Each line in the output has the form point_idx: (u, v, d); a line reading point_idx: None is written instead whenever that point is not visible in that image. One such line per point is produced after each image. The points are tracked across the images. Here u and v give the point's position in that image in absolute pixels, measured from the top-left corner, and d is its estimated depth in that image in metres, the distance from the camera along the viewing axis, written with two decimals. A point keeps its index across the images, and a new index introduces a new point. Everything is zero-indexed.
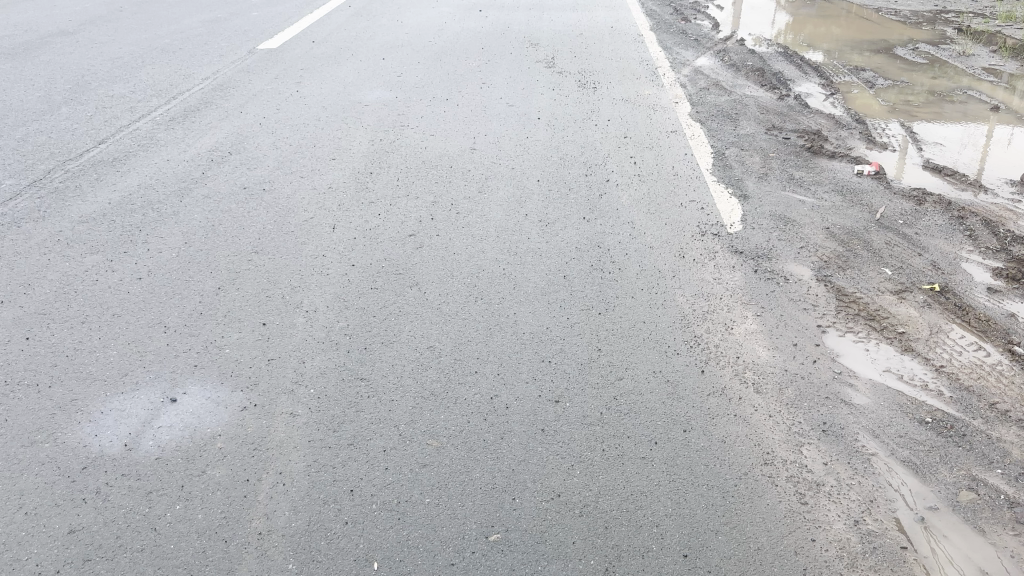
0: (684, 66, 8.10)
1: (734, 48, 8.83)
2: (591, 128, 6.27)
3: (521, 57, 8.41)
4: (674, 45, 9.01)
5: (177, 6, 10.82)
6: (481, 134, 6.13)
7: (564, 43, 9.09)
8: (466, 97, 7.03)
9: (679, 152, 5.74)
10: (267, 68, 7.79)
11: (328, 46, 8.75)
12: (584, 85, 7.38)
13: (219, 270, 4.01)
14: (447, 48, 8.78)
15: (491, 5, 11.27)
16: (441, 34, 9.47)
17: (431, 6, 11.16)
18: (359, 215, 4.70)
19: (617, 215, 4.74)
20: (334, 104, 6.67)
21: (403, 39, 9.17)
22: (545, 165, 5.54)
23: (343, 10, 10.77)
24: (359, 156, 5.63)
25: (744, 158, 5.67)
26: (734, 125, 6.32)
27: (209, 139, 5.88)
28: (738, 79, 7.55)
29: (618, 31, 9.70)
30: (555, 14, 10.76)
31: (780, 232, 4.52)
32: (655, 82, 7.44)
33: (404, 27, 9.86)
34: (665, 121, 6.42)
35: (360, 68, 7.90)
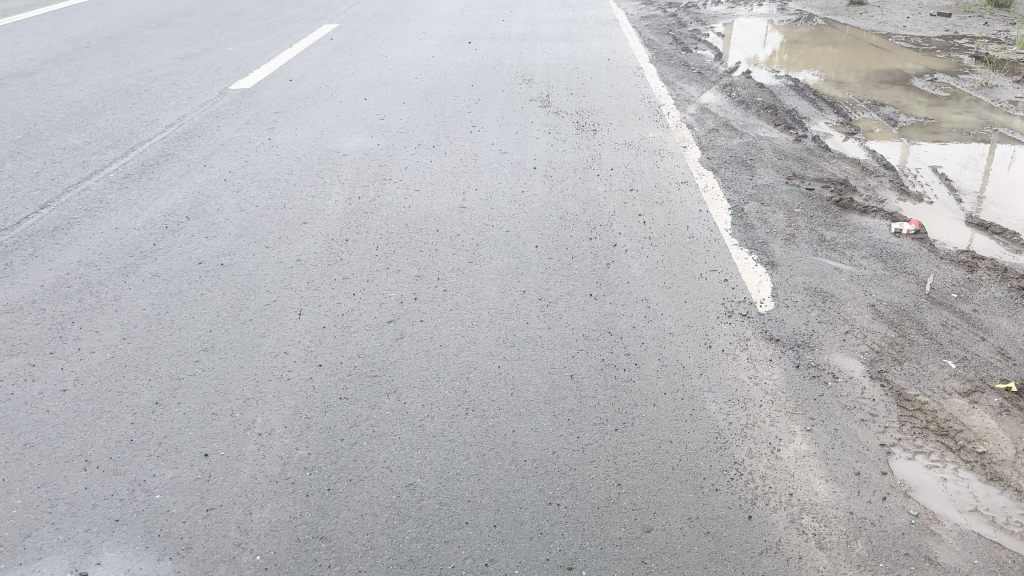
0: (689, 103, 7.54)
1: (741, 82, 8.27)
2: (592, 179, 5.67)
3: (513, 95, 7.83)
4: (676, 79, 8.44)
5: (148, 41, 10.23)
6: (471, 188, 5.53)
7: (559, 78, 8.51)
8: (455, 143, 6.44)
9: (692, 208, 5.13)
10: (238, 112, 7.19)
11: (306, 85, 8.15)
12: (582, 129, 6.80)
13: (159, 376, 3.38)
14: (434, 86, 8.19)
15: (480, 36, 10.71)
16: (428, 70, 8.90)
17: (417, 38, 10.60)
18: (331, 292, 4.06)
19: (628, 289, 4.12)
20: (308, 155, 6.07)
21: (387, 76, 8.59)
22: (543, 225, 4.94)
23: (324, 43, 10.19)
24: (335, 216, 5.01)
25: (767, 214, 5.06)
26: (750, 173, 5.73)
27: (165, 199, 5.26)
28: (749, 119, 6.98)
29: (616, 64, 9.14)
30: (548, 45, 10.21)
31: (817, 311, 3.91)
32: (660, 124, 6.86)
33: (389, 62, 9.28)
34: (674, 170, 5.82)
35: (339, 110, 7.30)
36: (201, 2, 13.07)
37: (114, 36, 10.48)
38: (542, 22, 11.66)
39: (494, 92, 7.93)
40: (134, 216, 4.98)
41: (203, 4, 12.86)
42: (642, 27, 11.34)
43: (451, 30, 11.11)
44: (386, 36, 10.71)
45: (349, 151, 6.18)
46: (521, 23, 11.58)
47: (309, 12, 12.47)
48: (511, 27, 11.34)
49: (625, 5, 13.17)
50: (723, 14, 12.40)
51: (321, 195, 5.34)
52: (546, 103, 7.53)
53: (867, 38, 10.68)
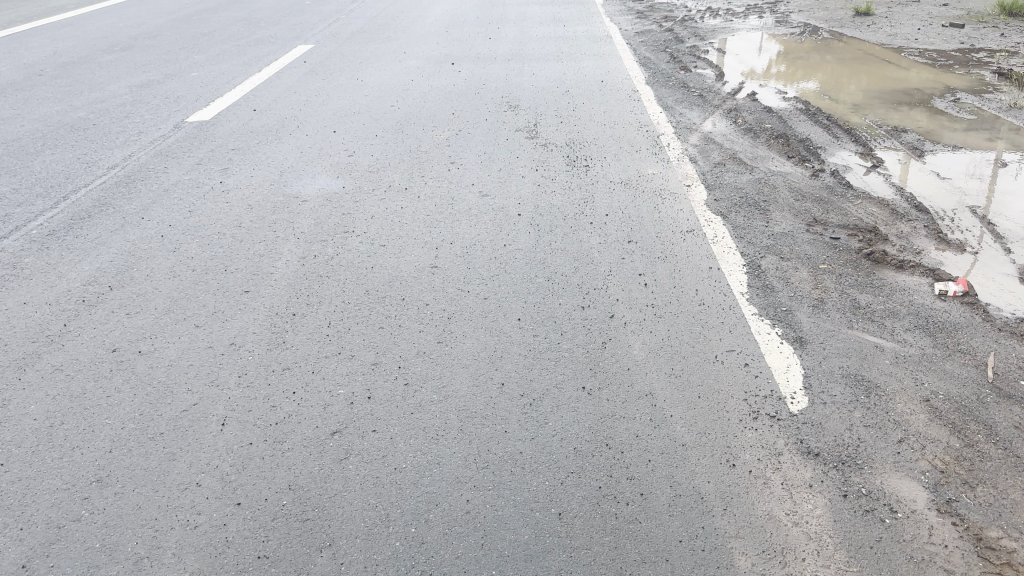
0: (691, 132, 6.84)
1: (747, 106, 7.57)
2: (584, 227, 4.96)
3: (496, 124, 7.13)
4: (675, 103, 7.75)
5: (107, 66, 9.52)
6: (445, 240, 4.82)
7: (547, 104, 7.81)
8: (430, 184, 5.74)
9: (701, 265, 4.42)
10: (191, 150, 6.48)
11: (271, 115, 7.46)
12: (573, 165, 6.10)
13: (33, 524, 2.67)
14: (411, 115, 7.49)
15: (464, 56, 10.03)
16: (406, 96, 8.19)
17: (397, 59, 9.91)
18: (267, 389, 3.35)
19: (628, 379, 3.40)
20: (262, 203, 5.35)
21: (361, 104, 7.89)
22: (527, 289, 4.22)
23: (296, 66, 9.50)
24: (284, 280, 4.29)
25: (788, 270, 4.35)
26: (765, 218, 5.02)
27: (90, 262, 4.55)
28: (759, 150, 6.28)
29: (610, 87, 8.43)
30: (537, 66, 9.51)
31: (861, 409, 3.20)
32: (660, 158, 6.15)
33: (364, 87, 8.59)
34: (677, 215, 5.12)
35: (304, 145, 6.60)
36: (170, 22, 12.38)
37: (70, 61, 9.76)
38: (530, 40, 10.98)
39: (476, 121, 7.23)
40: (49, 286, 4.26)
41: (172, 25, 12.15)
42: (637, 44, 10.65)
43: (433, 50, 10.43)
44: (364, 57, 10.02)
45: (309, 197, 5.46)
46: (508, 41, 10.91)
47: (283, 32, 11.78)
48: (498, 45, 10.65)
49: (618, 20, 12.50)
50: (722, 29, 11.74)
51: (272, 253, 4.62)
52: (533, 135, 6.83)
53: (879, 52, 10.03)
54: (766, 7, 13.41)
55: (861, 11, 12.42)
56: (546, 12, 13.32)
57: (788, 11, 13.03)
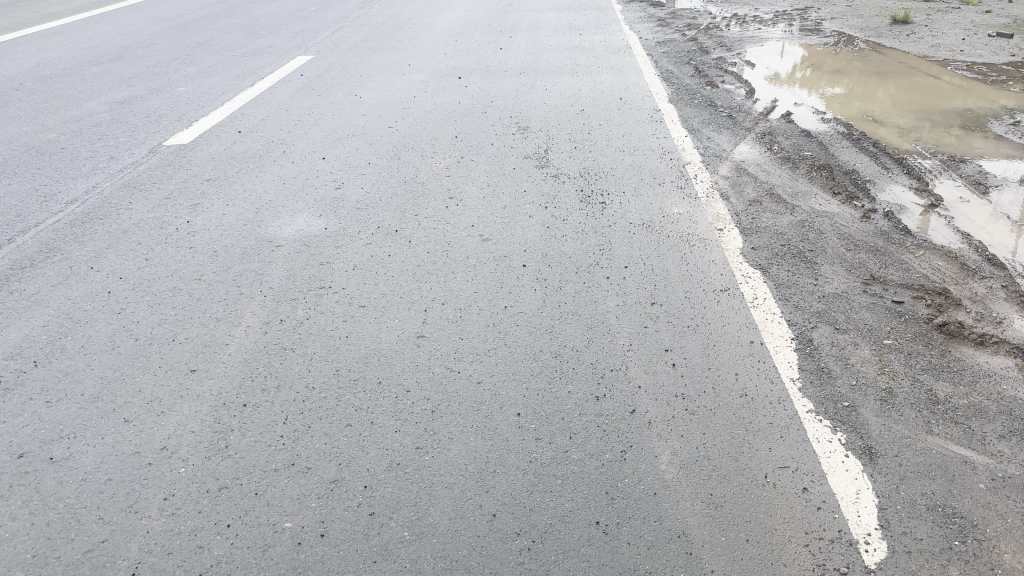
0: (721, 160, 6.11)
1: (782, 130, 6.83)
2: (600, 282, 4.25)
3: (502, 150, 6.43)
4: (702, 126, 7.01)
5: (89, 80, 8.90)
6: (437, 297, 4.12)
7: (561, 126, 7.10)
8: (424, 224, 5.04)
9: (740, 338, 3.69)
10: (161, 180, 5.82)
11: (256, 138, 6.80)
12: (587, 202, 5.38)
13: None
14: (409, 138, 6.80)
15: (472, 69, 9.36)
16: (406, 115, 7.49)
17: (401, 73, 9.23)
18: (196, 519, 2.67)
19: (653, 508, 2.68)
20: (230, 248, 4.67)
21: (357, 124, 7.21)
22: (530, 367, 3.51)
23: (291, 80, 8.84)
24: (241, 354, 3.60)
25: (845, 348, 3.62)
26: (812, 274, 4.29)
27: (19, 328, 3.89)
28: (800, 184, 5.55)
29: (630, 106, 7.70)
30: (550, 81, 8.79)
31: (957, 564, 2.47)
32: (687, 194, 5.43)
33: (362, 104, 7.92)
34: (709, 267, 4.39)
35: (289, 173, 5.93)
36: (165, 31, 11.77)
37: (52, 73, 9.16)
38: (544, 51, 10.27)
39: (480, 146, 6.53)
40: None
41: (167, 35, 11.54)
42: (659, 55, 9.90)
43: (440, 62, 9.74)
44: (365, 71, 9.35)
45: (284, 240, 4.78)
46: (520, 52, 10.22)
47: (283, 41, 11.13)
48: (509, 57, 9.95)
49: (639, 28, 11.75)
50: (750, 38, 10.97)
51: (230, 316, 3.93)
52: (543, 164, 6.12)
53: (923, 66, 9.23)
54: (795, 14, 12.63)
55: (898, 19, 11.62)
56: (562, 19, 12.60)
57: (820, 19, 12.25)
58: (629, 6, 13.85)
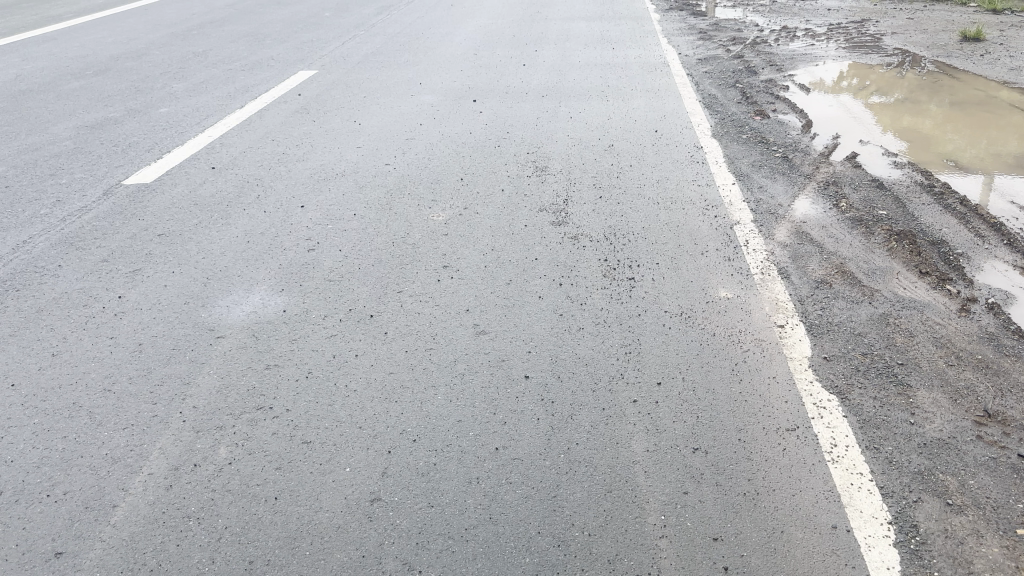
0: (777, 219, 5.06)
1: (848, 179, 5.76)
2: (625, 407, 3.23)
3: (514, 200, 5.45)
4: (752, 170, 5.96)
5: (66, 97, 8.06)
6: (407, 425, 3.12)
7: (585, 167, 6.10)
8: (407, 304, 4.06)
9: (816, 522, 2.67)
10: (106, 234, 4.92)
11: (232, 176, 5.89)
12: (612, 276, 4.37)
13: None
14: (408, 179, 5.83)
15: (490, 90, 8.41)
16: (408, 149, 6.54)
17: (410, 95, 8.28)
18: None
19: None
20: (159, 341, 3.74)
21: (350, 160, 6.26)
22: (519, 561, 2.51)
23: (287, 101, 7.95)
24: (128, 528, 2.67)
25: (966, 543, 2.58)
26: (906, 405, 3.25)
27: None
28: (877, 260, 4.49)
29: (666, 142, 6.66)
30: (576, 107, 7.78)
31: None
32: (737, 271, 4.39)
33: (362, 132, 7.00)
34: (768, 389, 3.36)
35: (257, 226, 5.00)
36: (164, 39, 10.94)
37: (28, 88, 8.33)
38: (571, 69, 9.26)
39: (487, 195, 5.55)
40: None
41: (164, 43, 10.70)
42: (699, 76, 8.84)
43: (455, 81, 8.78)
44: (370, 91, 8.41)
45: (229, 328, 3.83)
46: (545, 70, 9.25)
47: (288, 53, 10.25)
48: (532, 77, 8.95)
49: (677, 42, 10.69)
50: (803, 56, 9.86)
51: (130, 457, 2.99)
52: (561, 221, 5.11)
53: (1003, 96, 8.13)
54: (851, 29, 11.51)
55: (969, 36, 10.47)
56: (593, 30, 11.58)
57: (880, 34, 11.12)
58: (666, 16, 12.79)
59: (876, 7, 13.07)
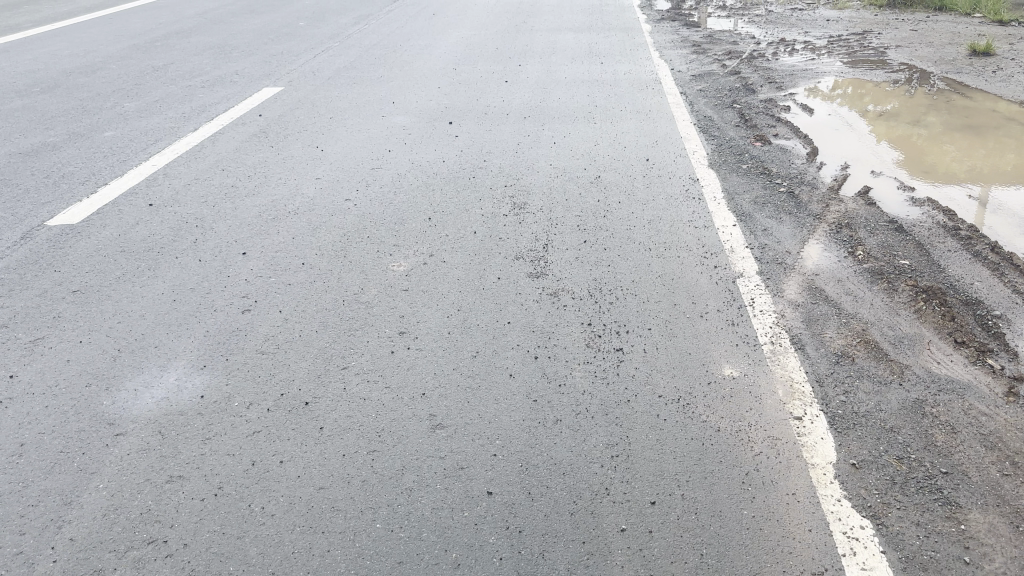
0: (785, 271, 4.44)
1: (862, 219, 5.15)
2: (610, 540, 2.59)
3: (486, 245, 4.81)
4: (755, 208, 5.34)
5: (4, 119, 7.38)
6: (333, 571, 2.48)
7: (568, 204, 5.47)
8: (352, 382, 3.41)
9: None
10: (13, 289, 4.26)
11: (171, 215, 5.23)
12: (596, 346, 3.73)
13: None
14: (368, 219, 5.19)
15: (467, 111, 7.79)
16: (372, 181, 5.90)
17: (381, 115, 7.63)
18: None
19: None
20: (45, 440, 3.08)
21: (306, 194, 5.61)
22: None
23: (245, 122, 7.30)
24: None
25: None
26: (958, 536, 2.62)
27: None
28: (903, 326, 3.87)
29: (658, 174, 6.03)
30: (561, 131, 7.15)
31: None
32: (742, 340, 3.76)
33: (324, 159, 6.37)
34: (786, 512, 2.73)
35: (189, 280, 4.35)
36: (123, 52, 10.26)
37: None
38: (556, 86, 8.63)
39: (457, 238, 4.91)
40: None
41: (123, 56, 10.02)
42: (694, 95, 8.23)
43: (430, 101, 8.14)
44: (337, 111, 7.76)
45: (132, 422, 3.18)
46: (528, 87, 8.63)
47: (255, 67, 9.60)
48: (514, 95, 8.31)
49: (669, 56, 10.08)
50: (803, 72, 9.26)
51: None
52: (539, 271, 4.47)
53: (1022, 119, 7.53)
54: (853, 42, 10.93)
55: (978, 50, 9.91)
56: (580, 42, 10.98)
57: (883, 47, 10.54)
58: (658, 26, 12.19)
59: (876, 17, 12.52)
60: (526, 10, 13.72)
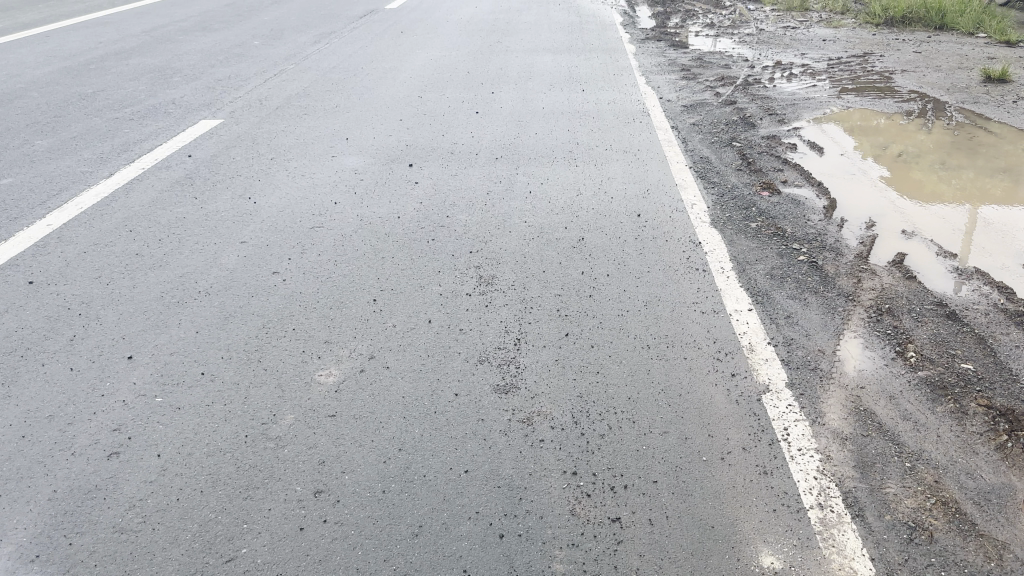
0: (821, 384, 3.49)
1: (903, 300, 4.22)
2: None
3: (442, 339, 3.83)
4: (772, 284, 4.40)
5: None
6: None
7: (544, 277, 4.51)
8: None
9: None
10: None
11: (51, 298, 4.23)
12: (582, 510, 2.76)
13: None
14: (297, 301, 4.19)
15: (430, 150, 6.82)
16: (310, 243, 4.90)
17: (331, 155, 6.65)
18: None
19: None
20: None
21: (226, 265, 4.61)
22: None
23: (170, 166, 6.29)
24: None
25: None
26: None
27: None
28: (987, 476, 2.94)
29: (652, 234, 5.09)
30: (537, 175, 6.20)
31: None
32: (778, 501, 2.81)
33: (255, 214, 5.37)
34: None
35: (49, 402, 3.36)
36: (50, 76, 9.20)
37: None
38: (531, 120, 7.68)
39: (406, 327, 3.92)
40: None
41: (48, 82, 8.96)
42: (686, 131, 7.31)
43: (389, 138, 7.16)
44: (281, 150, 6.76)
45: None
46: (499, 120, 7.67)
47: (196, 94, 8.59)
48: (484, 131, 7.35)
49: (657, 82, 9.17)
50: (805, 101, 8.37)
51: None
52: (507, 379, 3.49)
53: None
54: (855, 65, 10.08)
55: (993, 76, 9.07)
56: (559, 65, 10.06)
57: (889, 72, 9.69)
58: (643, 47, 11.29)
59: (875, 37, 11.71)
60: (501, 27, 12.79)
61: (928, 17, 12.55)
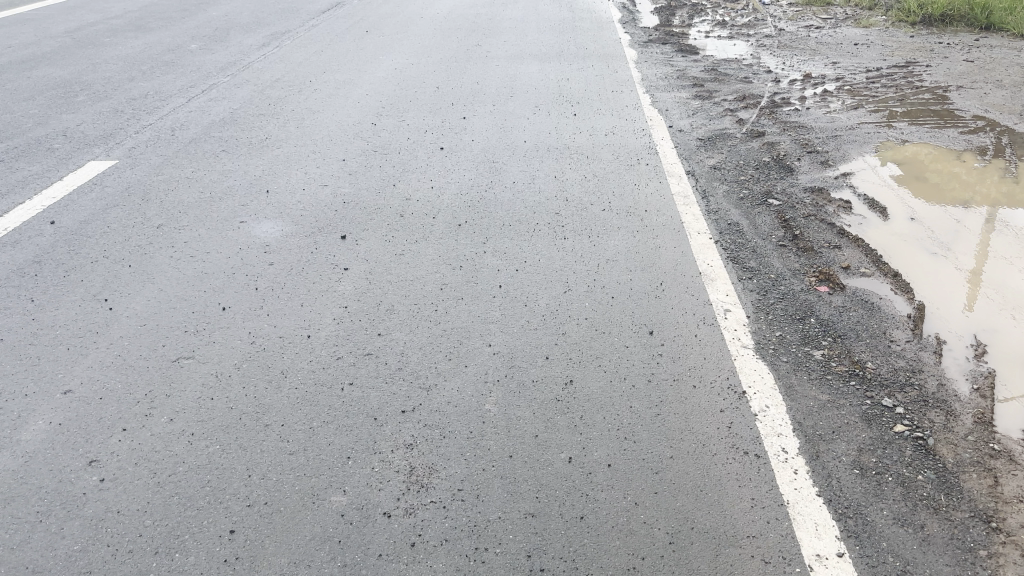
0: None
1: None
2: None
3: None
4: (864, 488, 2.81)
5: None
6: None
7: (510, 467, 2.92)
8: None
9: None
10: None
11: None
12: None
13: None
14: (108, 535, 2.61)
15: (372, 209, 5.22)
16: (165, 395, 3.32)
17: (241, 218, 5.05)
18: None
19: None
20: None
21: (24, 448, 3.03)
22: None
23: (18, 242, 4.70)
24: None
25: None
26: None
27: None
28: None
29: (670, 373, 3.50)
30: (511, 255, 4.60)
31: None
32: None
33: (103, 331, 3.79)
34: None
35: None
36: None
37: None
38: (509, 161, 6.06)
39: None
40: None
41: None
42: (707, 180, 5.70)
43: (323, 189, 5.55)
44: (175, 211, 5.15)
45: None
46: (467, 161, 6.07)
47: (97, 121, 6.96)
48: (447, 179, 5.74)
49: (664, 103, 7.54)
50: (850, 132, 6.76)
51: None
52: None
53: None
54: (899, 78, 8.45)
55: None
56: (546, 77, 8.44)
57: (942, 89, 8.06)
58: (646, 52, 9.65)
59: (914, 41, 10.08)
60: (482, 25, 11.13)
61: (970, 15, 10.94)
